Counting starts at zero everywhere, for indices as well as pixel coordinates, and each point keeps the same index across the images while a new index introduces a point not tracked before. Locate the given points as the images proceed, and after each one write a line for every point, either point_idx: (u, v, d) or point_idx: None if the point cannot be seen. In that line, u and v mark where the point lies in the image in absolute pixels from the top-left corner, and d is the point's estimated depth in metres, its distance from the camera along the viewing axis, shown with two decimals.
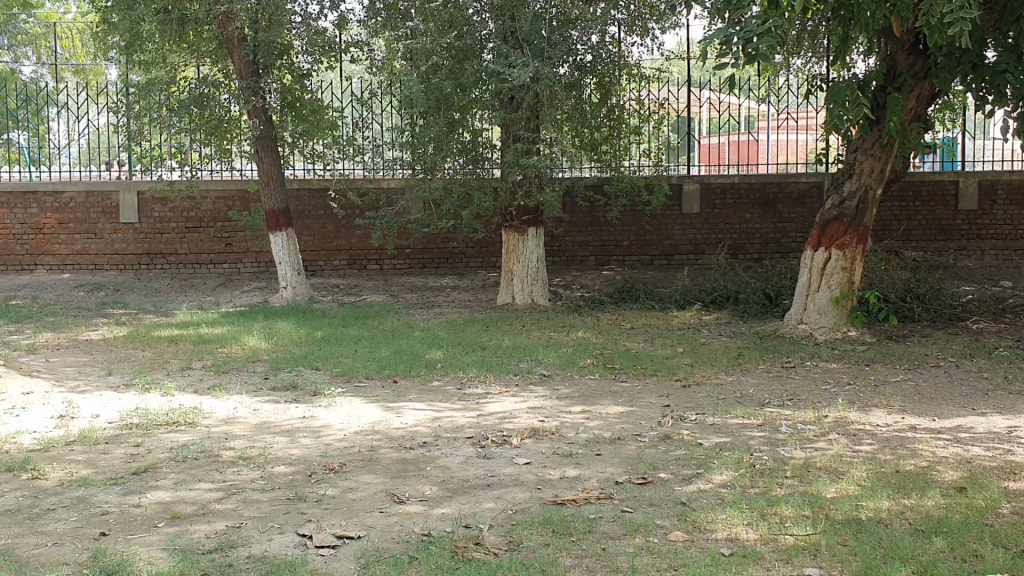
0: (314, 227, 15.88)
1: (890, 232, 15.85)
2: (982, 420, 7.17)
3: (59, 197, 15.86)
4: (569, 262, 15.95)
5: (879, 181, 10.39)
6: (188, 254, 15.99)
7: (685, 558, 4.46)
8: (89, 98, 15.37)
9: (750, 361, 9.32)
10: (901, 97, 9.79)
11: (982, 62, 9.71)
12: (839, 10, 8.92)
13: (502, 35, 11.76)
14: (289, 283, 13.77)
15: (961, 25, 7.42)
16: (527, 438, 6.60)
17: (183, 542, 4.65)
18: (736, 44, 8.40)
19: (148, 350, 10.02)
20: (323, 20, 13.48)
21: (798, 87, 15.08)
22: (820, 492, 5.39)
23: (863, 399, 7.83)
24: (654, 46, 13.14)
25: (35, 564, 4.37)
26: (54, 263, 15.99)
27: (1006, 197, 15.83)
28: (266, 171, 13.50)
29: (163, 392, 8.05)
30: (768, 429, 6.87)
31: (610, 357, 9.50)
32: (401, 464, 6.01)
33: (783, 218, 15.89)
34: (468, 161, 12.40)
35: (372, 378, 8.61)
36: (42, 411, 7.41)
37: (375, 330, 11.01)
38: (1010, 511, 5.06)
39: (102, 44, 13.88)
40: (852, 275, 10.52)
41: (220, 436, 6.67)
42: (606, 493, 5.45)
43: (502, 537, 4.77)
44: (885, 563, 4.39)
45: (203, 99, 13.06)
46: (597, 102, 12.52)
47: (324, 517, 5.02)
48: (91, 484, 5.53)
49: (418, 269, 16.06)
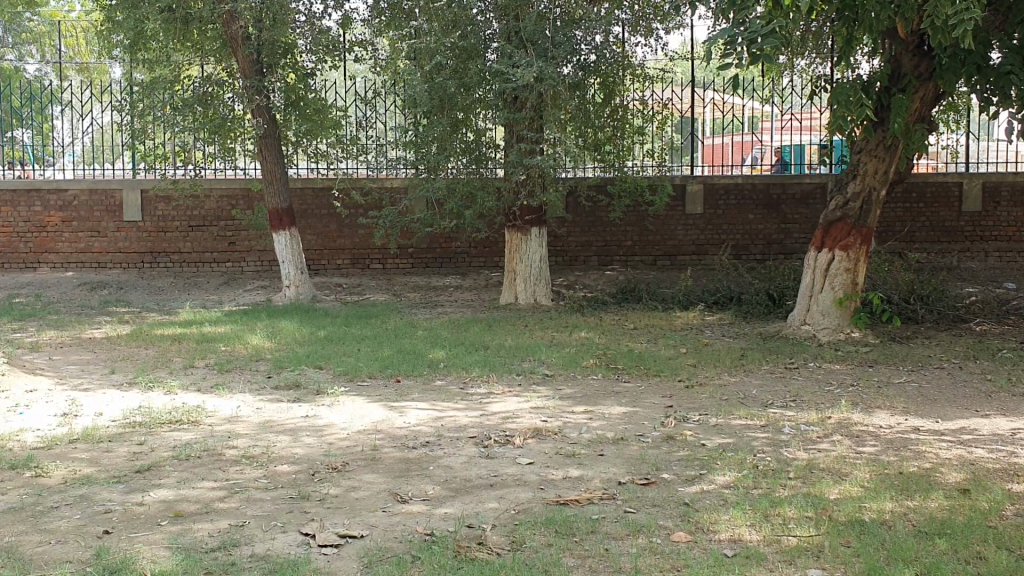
0: (317, 226, 15.89)
1: (894, 232, 15.83)
2: (986, 422, 7.16)
3: (62, 195, 15.88)
4: (572, 262, 15.95)
5: (884, 182, 10.38)
6: (191, 253, 16.00)
7: (688, 559, 4.46)
8: (92, 96, 15.32)
9: (753, 362, 9.32)
10: (906, 98, 9.80)
11: (988, 62, 9.69)
12: (844, 11, 8.93)
13: (506, 34, 11.76)
14: (292, 282, 13.78)
15: (966, 27, 7.40)
16: (530, 438, 6.61)
17: (186, 541, 4.66)
18: (740, 44, 8.40)
19: (152, 349, 10.03)
20: (328, 19, 13.49)
21: (803, 87, 15.08)
22: (824, 493, 5.39)
23: (866, 400, 7.83)
24: (659, 46, 13.12)
25: (39, 562, 4.38)
26: (57, 261, 16.01)
27: (1011, 199, 15.80)
28: (270, 170, 13.48)
29: (166, 391, 8.06)
30: (771, 430, 6.88)
31: (614, 357, 9.51)
32: (405, 463, 6.01)
33: (787, 219, 15.88)
34: (472, 161, 12.41)
35: (376, 377, 8.62)
36: (46, 409, 7.43)
37: (377, 330, 11.01)
38: (1013, 513, 5.06)
39: (106, 42, 13.90)
40: (855, 275, 10.51)
41: (224, 434, 6.68)
42: (609, 493, 5.45)
43: (505, 536, 4.77)
44: (888, 564, 4.39)
45: (208, 98, 13.10)
46: (601, 102, 12.49)
47: (327, 516, 5.03)
48: (95, 482, 5.53)
49: (421, 268, 16.06)
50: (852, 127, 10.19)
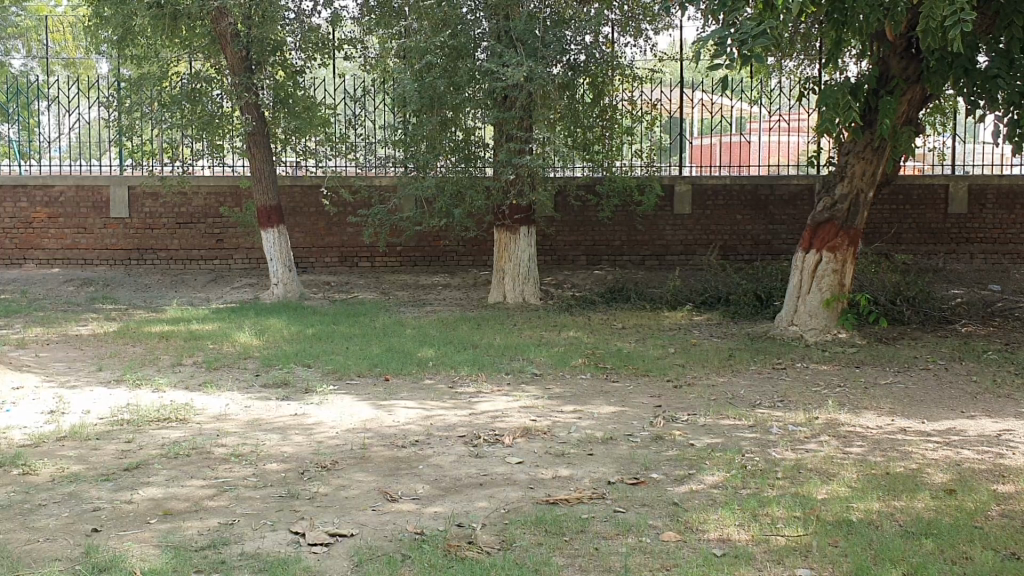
0: (305, 223, 15.88)
1: (881, 234, 15.93)
2: (972, 423, 7.22)
3: (48, 191, 15.78)
4: (559, 261, 15.98)
5: (872, 184, 10.44)
6: (179, 250, 15.92)
7: (678, 559, 4.48)
8: (79, 93, 15.32)
9: (740, 362, 9.35)
10: (894, 100, 9.85)
11: (975, 66, 9.66)
12: (833, 13, 9.03)
13: (496, 34, 11.82)
14: (281, 280, 13.73)
15: (958, 29, 7.34)
16: (519, 437, 6.62)
17: (176, 539, 4.65)
18: (731, 45, 8.26)
19: (139, 347, 9.95)
20: (317, 17, 13.48)
21: (790, 89, 15.30)
22: (812, 493, 5.43)
23: (853, 400, 7.88)
24: (648, 46, 13.20)
25: (27, 561, 4.35)
26: (43, 258, 15.92)
27: (996, 202, 15.90)
28: (260, 168, 13.45)
29: (154, 389, 8.02)
30: (759, 429, 6.92)
31: (602, 356, 9.52)
32: (394, 463, 6.00)
33: (774, 219, 15.96)
34: (461, 160, 12.36)
35: (364, 376, 8.60)
36: (32, 407, 7.36)
37: (367, 329, 10.97)
38: (999, 514, 5.11)
39: (94, 38, 13.80)
40: (843, 277, 10.57)
41: (212, 432, 6.66)
42: (600, 493, 5.46)
43: (496, 536, 4.78)
44: (876, 564, 4.43)
45: (196, 93, 12.96)
46: (590, 102, 12.47)
47: (317, 514, 5.03)
48: (84, 480, 5.51)
49: (409, 266, 16.06)
50: (840, 130, 10.25)
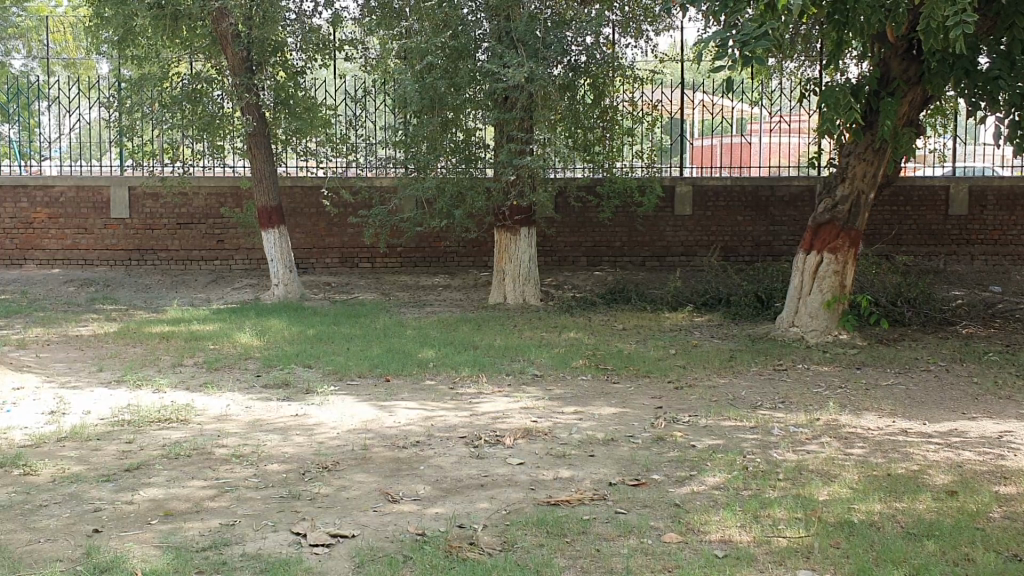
0: (305, 224, 15.88)
1: (881, 235, 15.93)
2: (973, 425, 7.21)
3: (49, 191, 15.79)
4: (560, 262, 15.98)
5: (872, 185, 10.44)
6: (179, 250, 15.92)
7: (679, 560, 4.48)
8: (79, 93, 15.31)
9: (741, 363, 9.35)
10: (894, 101, 9.86)
11: (976, 67, 9.62)
12: (834, 14, 8.95)
13: (496, 35, 11.76)
14: (282, 281, 13.73)
15: (960, 29, 7.32)
16: (520, 438, 6.61)
17: (177, 539, 4.65)
18: (732, 45, 8.25)
19: (140, 347, 9.95)
20: (318, 18, 13.47)
21: (791, 91, 15.27)
22: (813, 494, 5.42)
23: (854, 402, 7.88)
24: (649, 47, 13.20)
25: (29, 561, 4.35)
26: (44, 258, 15.92)
27: (997, 203, 15.90)
28: (260, 168, 13.43)
29: (155, 389, 8.03)
30: (760, 430, 6.91)
31: (603, 357, 9.52)
32: (394, 463, 6.00)
33: (775, 221, 15.95)
34: (461, 161, 12.36)
35: (365, 376, 8.61)
36: (32, 407, 7.36)
37: (367, 329, 10.97)
38: (1001, 515, 5.10)
39: (94, 38, 13.77)
40: (843, 278, 10.56)
41: (213, 433, 6.66)
42: (601, 494, 5.46)
43: (497, 537, 4.78)
44: (877, 565, 4.42)
45: (196, 94, 12.89)
46: (591, 103, 12.47)
47: (318, 515, 5.03)
48: (85, 480, 5.52)
49: (410, 267, 16.06)
50: (841, 131, 10.24)
